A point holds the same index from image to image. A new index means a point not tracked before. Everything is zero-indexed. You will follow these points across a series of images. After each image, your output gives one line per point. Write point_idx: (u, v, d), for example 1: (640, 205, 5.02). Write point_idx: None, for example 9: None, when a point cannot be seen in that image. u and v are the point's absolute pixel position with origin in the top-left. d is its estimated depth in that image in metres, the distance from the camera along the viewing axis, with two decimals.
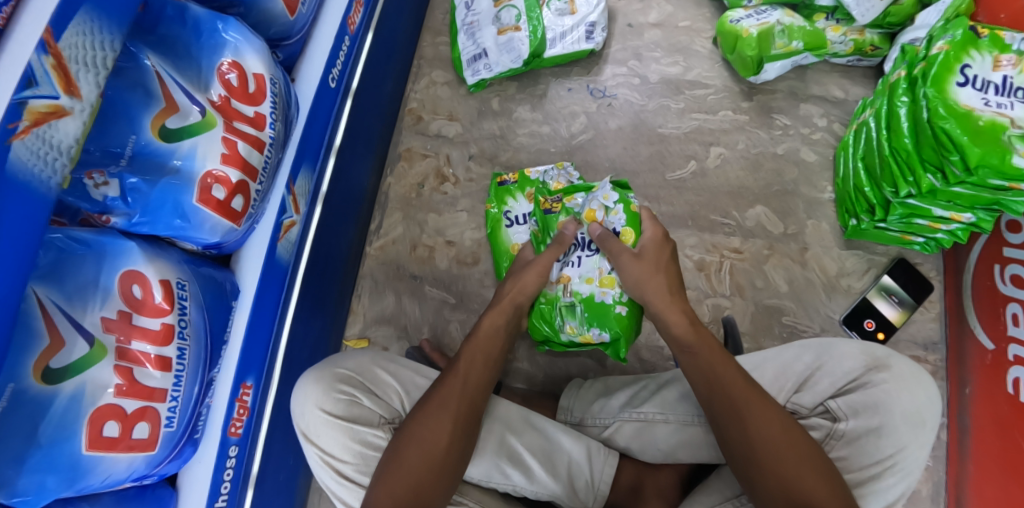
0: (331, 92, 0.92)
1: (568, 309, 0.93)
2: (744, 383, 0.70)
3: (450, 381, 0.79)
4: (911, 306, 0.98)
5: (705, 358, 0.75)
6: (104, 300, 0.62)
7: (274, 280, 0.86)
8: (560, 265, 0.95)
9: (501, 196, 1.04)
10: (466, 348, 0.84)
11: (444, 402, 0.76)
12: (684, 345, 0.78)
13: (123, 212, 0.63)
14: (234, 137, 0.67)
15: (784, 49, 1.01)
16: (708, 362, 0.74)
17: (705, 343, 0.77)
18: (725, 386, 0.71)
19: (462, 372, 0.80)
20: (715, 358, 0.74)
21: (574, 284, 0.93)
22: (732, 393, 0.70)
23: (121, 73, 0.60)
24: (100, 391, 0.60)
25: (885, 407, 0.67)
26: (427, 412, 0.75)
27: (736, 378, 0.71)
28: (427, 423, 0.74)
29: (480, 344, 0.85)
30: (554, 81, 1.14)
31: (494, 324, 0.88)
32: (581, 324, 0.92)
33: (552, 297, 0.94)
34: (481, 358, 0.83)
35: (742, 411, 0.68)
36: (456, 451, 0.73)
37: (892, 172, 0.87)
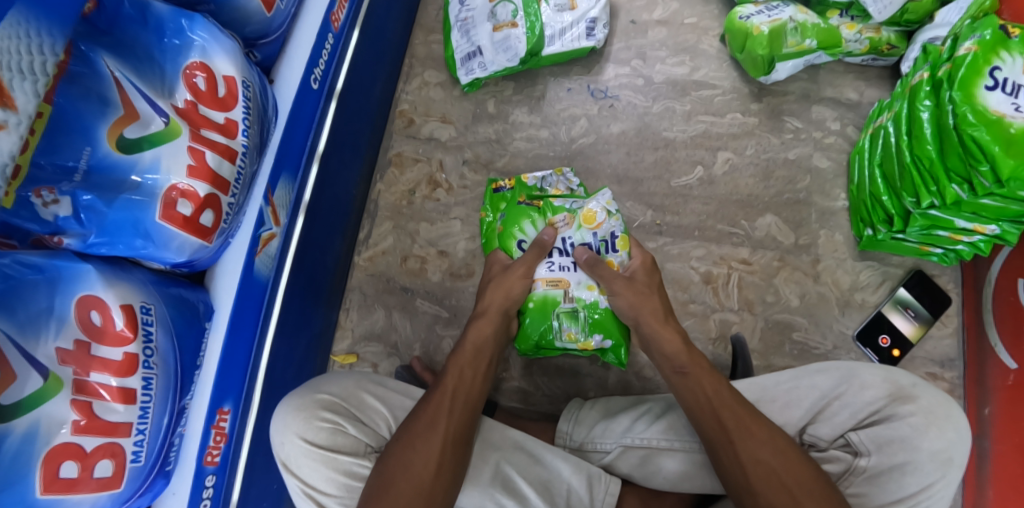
0: (313, 93, 0.87)
1: (569, 315, 0.90)
2: (737, 405, 0.66)
3: (437, 398, 0.74)
4: (929, 321, 0.92)
5: (696, 380, 0.71)
6: (59, 328, 0.56)
7: (253, 297, 0.81)
8: (556, 270, 0.91)
9: (495, 203, 0.99)
10: (450, 366, 0.79)
11: (433, 419, 0.71)
12: (673, 368, 0.75)
13: (77, 233, 0.58)
14: (201, 147, 0.62)
15: (796, 47, 0.95)
16: (699, 384, 0.71)
17: (696, 366, 0.73)
18: (716, 408, 0.67)
19: (450, 388, 0.75)
20: (705, 379, 0.71)
21: (573, 289, 0.90)
22: (724, 414, 0.66)
23: (76, 80, 0.54)
24: (57, 427, 0.54)
25: (912, 444, 0.62)
26: (412, 433, 0.70)
27: (728, 398, 0.67)
28: (410, 445, 0.69)
29: (467, 360, 0.80)
30: (553, 81, 1.08)
31: (481, 335, 0.83)
32: (584, 329, 0.90)
33: (551, 302, 0.90)
34: (469, 374, 0.78)
35: (735, 433, 0.64)
36: (440, 472, 0.68)
37: (913, 181, 0.81)
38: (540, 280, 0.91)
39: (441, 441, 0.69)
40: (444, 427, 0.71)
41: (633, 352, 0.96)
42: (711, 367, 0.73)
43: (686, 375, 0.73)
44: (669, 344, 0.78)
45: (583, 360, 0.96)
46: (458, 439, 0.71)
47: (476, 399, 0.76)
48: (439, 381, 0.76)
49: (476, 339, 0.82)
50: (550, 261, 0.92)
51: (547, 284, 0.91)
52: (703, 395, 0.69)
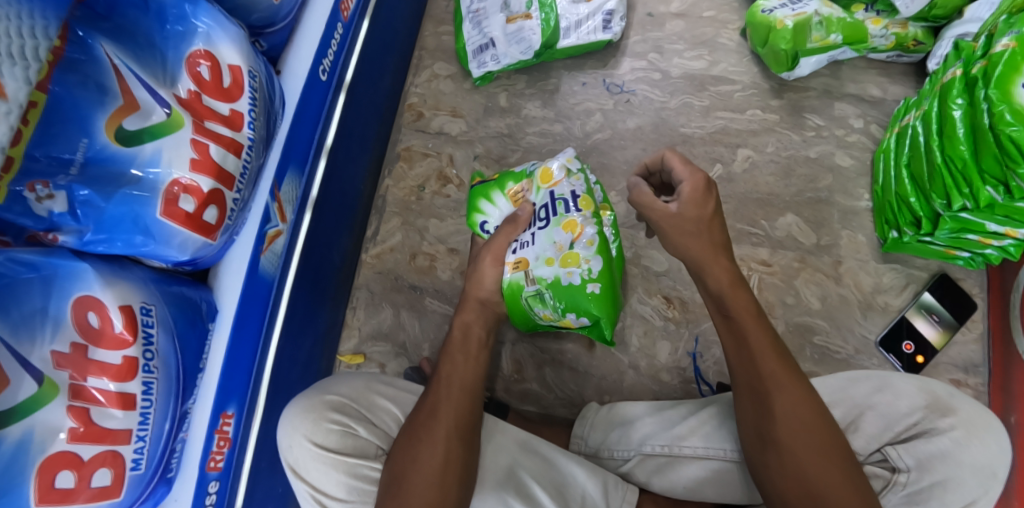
0: (321, 84, 0.83)
1: (535, 298, 0.80)
2: (807, 438, 0.59)
3: (435, 388, 0.72)
4: (953, 326, 0.89)
5: (768, 401, 0.62)
6: (55, 330, 0.53)
7: (258, 296, 0.78)
8: (517, 247, 0.81)
9: (478, 196, 0.89)
10: (442, 357, 0.78)
11: (434, 408, 0.69)
12: (747, 379, 0.64)
13: (73, 229, 0.55)
14: (205, 140, 0.59)
15: (820, 42, 0.92)
16: (768, 406, 0.61)
17: (781, 380, 0.62)
18: (780, 442, 0.60)
19: (445, 375, 0.74)
20: (779, 399, 0.61)
21: (533, 269, 0.79)
22: (782, 448, 0.60)
23: (73, 67, 0.51)
24: (52, 435, 0.51)
25: (955, 459, 0.60)
26: (416, 428, 0.68)
27: (796, 429, 0.60)
28: (415, 439, 0.67)
29: (457, 347, 0.78)
30: (566, 74, 1.05)
31: (466, 321, 0.81)
32: (557, 310, 0.80)
33: (514, 288, 0.81)
34: (461, 359, 0.76)
35: (787, 467, 0.59)
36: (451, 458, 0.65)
37: (944, 183, 0.79)
38: (506, 265, 0.81)
39: (443, 433, 0.67)
40: (447, 417, 0.68)
41: (649, 355, 0.93)
42: (798, 381, 0.62)
43: (759, 392, 0.63)
44: (754, 348, 0.64)
45: (598, 362, 0.93)
46: (462, 427, 0.68)
47: (475, 385, 0.74)
48: (433, 372, 0.75)
49: (463, 323, 0.81)
50: (512, 242, 0.82)
51: (508, 265, 0.81)
52: (769, 424, 0.61)
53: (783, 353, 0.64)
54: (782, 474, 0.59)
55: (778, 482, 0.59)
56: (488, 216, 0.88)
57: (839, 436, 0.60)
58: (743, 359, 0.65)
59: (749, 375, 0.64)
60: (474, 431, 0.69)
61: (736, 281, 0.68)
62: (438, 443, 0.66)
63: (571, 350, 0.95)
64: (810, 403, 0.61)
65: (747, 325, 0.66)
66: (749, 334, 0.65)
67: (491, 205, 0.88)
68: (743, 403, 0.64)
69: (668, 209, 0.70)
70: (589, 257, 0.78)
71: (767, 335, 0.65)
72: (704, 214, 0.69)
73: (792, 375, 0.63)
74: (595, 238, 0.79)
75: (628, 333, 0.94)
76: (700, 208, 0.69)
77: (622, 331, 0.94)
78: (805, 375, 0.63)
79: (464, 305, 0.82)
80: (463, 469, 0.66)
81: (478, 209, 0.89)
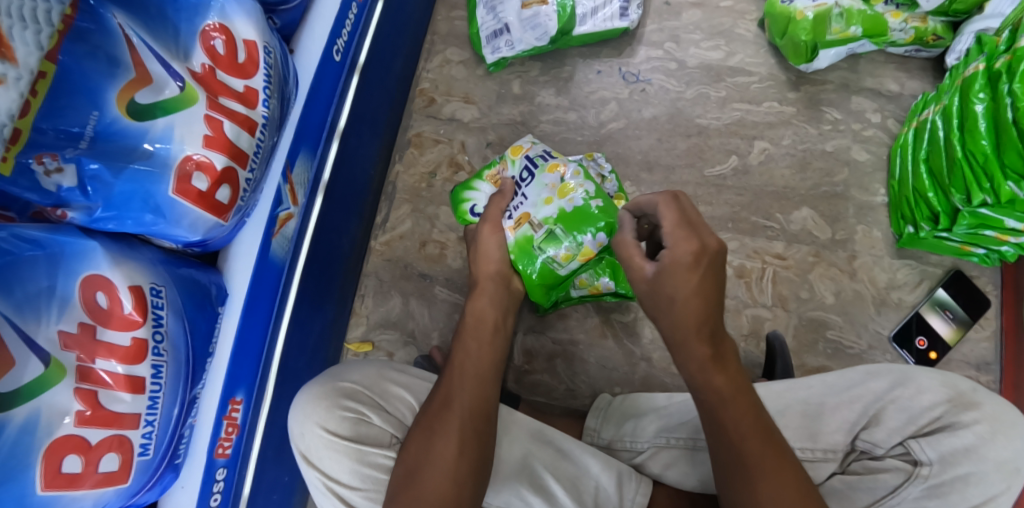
0: (335, 65, 0.81)
1: (548, 240, 0.78)
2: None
3: (447, 378, 0.70)
4: (967, 323, 0.88)
5: (753, 488, 0.55)
6: (61, 310, 0.51)
7: (269, 280, 0.76)
8: (511, 209, 0.81)
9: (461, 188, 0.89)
10: (454, 344, 0.75)
11: (446, 399, 0.67)
12: (727, 461, 0.57)
13: (82, 206, 0.52)
14: (218, 115, 0.57)
15: (840, 34, 0.91)
16: (752, 495, 0.55)
17: (765, 465, 0.56)
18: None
19: (459, 364, 0.71)
20: (764, 487, 0.55)
21: (536, 216, 0.79)
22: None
23: (83, 37, 0.49)
24: (59, 418, 0.49)
25: (978, 454, 0.59)
26: (429, 419, 0.66)
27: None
28: (429, 430, 0.65)
29: (471, 333, 0.75)
30: (581, 62, 1.03)
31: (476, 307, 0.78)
32: (575, 239, 0.77)
33: (524, 243, 0.79)
34: (475, 346, 0.73)
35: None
36: (467, 462, 0.62)
37: (964, 178, 0.78)
38: (508, 229, 0.80)
39: (458, 426, 0.64)
40: (461, 406, 0.66)
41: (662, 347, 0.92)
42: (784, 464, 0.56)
43: (742, 480, 0.56)
44: (734, 429, 0.58)
45: (609, 354, 0.93)
46: (477, 414, 0.66)
47: (489, 371, 0.72)
48: (446, 361, 0.72)
49: (474, 310, 0.78)
50: (505, 210, 0.81)
51: (510, 228, 0.80)
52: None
53: (767, 433, 0.58)
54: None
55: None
56: (475, 201, 0.87)
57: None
58: (722, 441, 0.58)
59: (729, 457, 0.57)
60: (489, 422, 0.67)
61: (711, 366, 0.60)
62: (452, 437, 0.63)
63: (583, 340, 0.93)
64: (797, 489, 0.55)
65: (727, 408, 0.59)
66: (729, 417, 0.58)
67: (476, 190, 0.87)
68: (724, 485, 0.57)
69: (645, 271, 0.64)
70: (582, 182, 0.79)
71: (749, 413, 0.59)
72: (683, 289, 0.60)
73: (776, 459, 0.56)
74: (578, 169, 0.81)
75: (640, 325, 0.93)
76: (684, 281, 0.60)
77: (634, 323, 0.93)
78: (790, 455, 0.57)
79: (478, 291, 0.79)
80: (477, 465, 0.63)
81: (463, 198, 0.88)
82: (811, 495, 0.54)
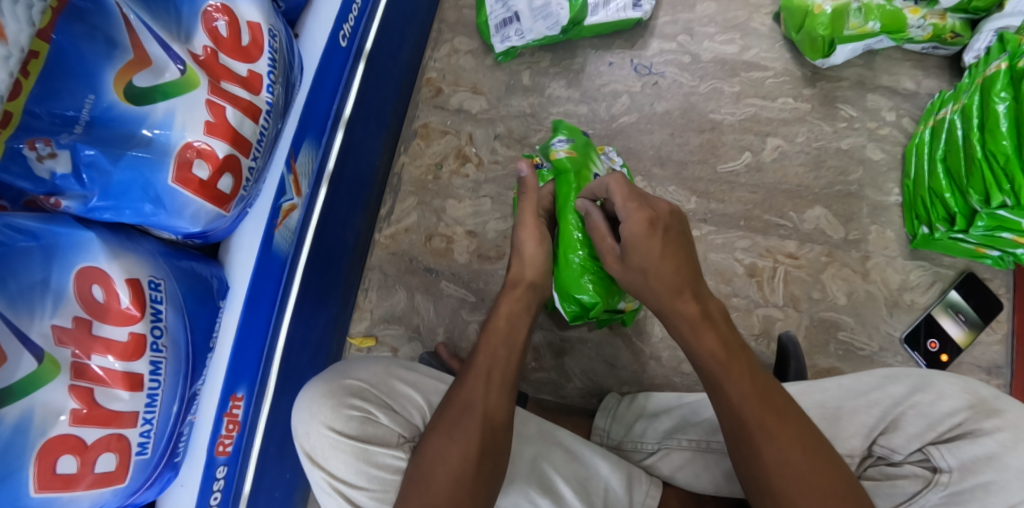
0: (341, 52, 0.78)
1: None
2: (805, 483, 0.52)
3: (473, 381, 0.66)
4: (979, 326, 0.87)
5: (757, 449, 0.55)
6: (55, 303, 0.48)
7: (271, 274, 0.73)
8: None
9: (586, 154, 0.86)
10: (482, 340, 0.71)
11: (467, 403, 0.64)
12: (730, 425, 0.58)
13: (78, 195, 0.50)
14: (221, 101, 0.54)
15: (857, 30, 0.89)
16: (758, 455, 0.55)
17: (767, 424, 0.55)
18: (776, 490, 0.53)
19: (486, 367, 0.67)
20: (767, 446, 0.54)
21: None
22: (780, 497, 0.53)
23: (80, 16, 0.46)
24: (53, 417, 0.47)
25: (1002, 462, 0.57)
26: (447, 422, 0.63)
27: (791, 475, 0.53)
28: (447, 436, 0.62)
29: (500, 336, 0.71)
30: (592, 53, 1.01)
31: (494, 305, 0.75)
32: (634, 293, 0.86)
33: None
34: (505, 353, 0.69)
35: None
36: (488, 465, 0.61)
37: (984, 180, 0.76)
38: None
39: (478, 433, 0.61)
40: (481, 411, 0.63)
41: (672, 346, 0.91)
42: (785, 420, 0.55)
43: (745, 442, 0.56)
44: (735, 392, 0.58)
45: (618, 352, 0.91)
46: (496, 424, 0.63)
47: (511, 374, 0.68)
48: (470, 361, 0.68)
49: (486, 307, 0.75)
50: None
51: None
52: (761, 470, 0.54)
53: (764, 392, 0.58)
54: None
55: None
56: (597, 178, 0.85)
57: (840, 473, 0.53)
58: (723, 406, 0.58)
59: (732, 423, 0.57)
60: (507, 430, 0.64)
61: (700, 322, 0.62)
62: (471, 443, 0.61)
63: (592, 338, 0.92)
64: (804, 445, 0.54)
65: (722, 368, 0.59)
66: (727, 381, 0.59)
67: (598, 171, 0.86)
68: (731, 449, 0.57)
69: (613, 250, 0.69)
70: None
71: (744, 376, 0.59)
72: (652, 259, 0.64)
73: (778, 416, 0.56)
74: None
75: (649, 323, 0.92)
76: (648, 249, 0.64)
77: (644, 321, 0.92)
78: (788, 407, 0.57)
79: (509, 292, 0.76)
80: (492, 474, 0.61)
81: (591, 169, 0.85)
82: (815, 443, 0.54)
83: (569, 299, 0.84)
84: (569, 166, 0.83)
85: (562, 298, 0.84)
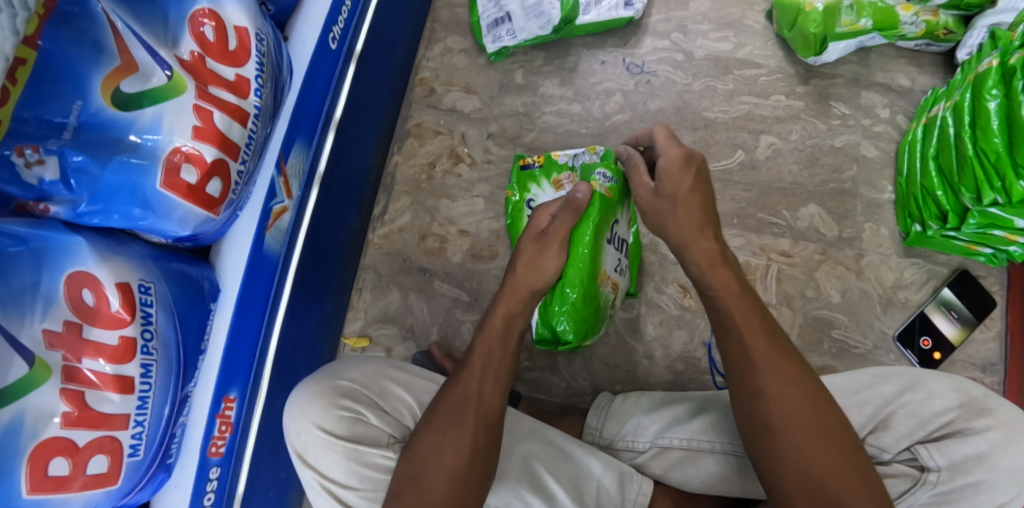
0: (331, 53, 0.78)
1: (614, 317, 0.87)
2: (803, 422, 0.54)
3: (465, 378, 0.66)
4: (972, 323, 0.87)
5: (759, 384, 0.56)
6: (46, 307, 0.49)
7: (262, 276, 0.74)
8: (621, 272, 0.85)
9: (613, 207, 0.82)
10: (478, 337, 0.70)
11: (461, 403, 0.64)
12: (733, 361, 0.59)
13: (66, 200, 0.50)
14: (208, 105, 0.54)
15: (850, 27, 0.88)
16: (759, 390, 0.56)
17: (771, 361, 0.57)
18: (773, 427, 0.55)
19: (480, 367, 0.66)
20: (770, 384, 0.56)
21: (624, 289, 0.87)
22: (777, 434, 0.54)
23: (68, 21, 0.46)
24: (45, 420, 0.47)
25: (991, 462, 0.58)
26: (440, 420, 0.63)
27: (791, 414, 0.54)
28: (440, 433, 0.62)
29: (495, 337, 0.69)
30: (585, 52, 1.00)
31: (504, 310, 0.72)
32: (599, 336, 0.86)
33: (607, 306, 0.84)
34: (499, 352, 0.68)
35: (783, 455, 0.54)
36: (480, 463, 0.61)
37: (975, 177, 0.76)
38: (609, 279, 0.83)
39: (472, 431, 0.62)
40: (475, 412, 0.63)
41: (665, 345, 0.91)
42: (790, 361, 0.57)
43: (748, 378, 0.57)
44: (741, 330, 0.59)
45: (611, 351, 0.91)
46: (490, 420, 0.63)
47: (507, 374, 0.68)
48: (464, 360, 0.68)
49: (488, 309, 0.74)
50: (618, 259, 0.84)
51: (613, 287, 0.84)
52: (761, 408, 0.56)
53: (771, 331, 0.59)
54: (776, 459, 0.54)
55: (776, 473, 0.54)
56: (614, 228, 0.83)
57: (836, 417, 0.55)
58: (730, 344, 0.59)
59: (737, 358, 0.58)
60: (499, 428, 0.64)
61: (717, 260, 0.62)
62: (464, 441, 0.61)
63: None
64: (804, 386, 0.56)
65: (733, 305, 0.60)
66: (736, 320, 0.60)
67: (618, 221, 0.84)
68: (733, 387, 0.59)
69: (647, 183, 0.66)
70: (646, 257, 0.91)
71: (754, 314, 0.60)
72: (681, 189, 0.63)
73: (782, 356, 0.57)
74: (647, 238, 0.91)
75: (643, 322, 0.92)
76: (681, 180, 0.63)
77: (637, 320, 0.92)
78: (792, 349, 0.58)
79: (510, 292, 0.72)
80: (486, 467, 0.62)
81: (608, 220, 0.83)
82: (814, 386, 0.56)
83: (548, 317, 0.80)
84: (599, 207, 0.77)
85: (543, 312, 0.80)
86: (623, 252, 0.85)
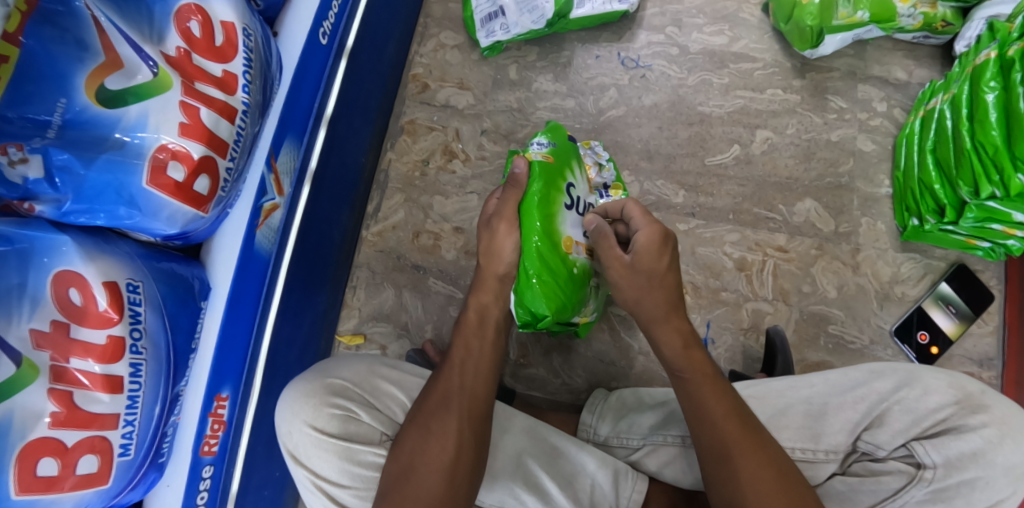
0: (321, 50, 0.78)
1: (593, 288, 0.82)
2: (777, 503, 0.55)
3: (446, 373, 0.67)
4: (970, 318, 0.86)
5: (734, 467, 0.57)
6: (33, 308, 0.48)
7: (253, 274, 0.73)
8: (592, 238, 0.80)
9: (562, 166, 0.78)
10: (454, 338, 0.72)
11: (444, 398, 0.64)
12: (709, 442, 0.60)
13: (51, 199, 0.49)
14: (195, 102, 0.54)
15: (846, 19, 0.87)
16: (734, 471, 0.57)
17: (744, 445, 0.58)
18: None
19: (459, 360, 0.68)
20: (744, 465, 0.57)
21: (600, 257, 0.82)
22: None
23: (50, 19, 0.46)
24: (33, 421, 0.47)
25: (987, 459, 0.58)
26: (426, 415, 0.63)
27: (767, 495, 0.55)
28: (424, 429, 0.62)
29: (472, 331, 0.72)
30: (579, 47, 1.00)
31: (481, 302, 0.74)
32: (590, 310, 0.83)
33: (584, 273, 0.79)
34: (475, 345, 0.71)
35: None
36: (467, 454, 0.61)
37: (973, 170, 0.75)
38: (580, 247, 0.78)
39: (456, 425, 0.62)
40: (459, 405, 0.64)
41: None
42: (761, 442, 0.58)
43: (723, 458, 0.58)
44: (711, 412, 0.61)
45: (607, 348, 0.91)
46: (475, 413, 0.64)
47: (489, 370, 0.69)
48: (444, 357, 0.69)
49: (478, 304, 0.74)
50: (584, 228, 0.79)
51: (584, 255, 0.79)
52: (737, 486, 0.56)
53: (742, 414, 0.61)
54: None
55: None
56: (571, 188, 0.78)
57: (809, 497, 0.56)
58: (704, 426, 0.60)
59: (712, 441, 0.60)
60: (486, 418, 0.65)
61: (688, 343, 0.66)
62: (450, 435, 0.61)
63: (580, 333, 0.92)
64: (777, 467, 0.57)
65: (704, 388, 0.63)
66: (709, 404, 0.61)
67: (574, 181, 0.80)
68: (707, 468, 0.59)
69: (622, 257, 0.69)
70: None
71: (725, 396, 0.62)
72: (659, 267, 0.67)
73: (753, 438, 0.59)
74: None
75: None
76: (656, 262, 0.67)
77: (632, 316, 0.92)
78: (763, 432, 0.60)
79: (480, 284, 0.75)
80: (474, 465, 0.61)
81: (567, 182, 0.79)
82: (786, 468, 0.57)
83: (523, 303, 0.76)
84: (540, 173, 0.74)
85: (517, 299, 0.76)
86: (589, 216, 0.80)
